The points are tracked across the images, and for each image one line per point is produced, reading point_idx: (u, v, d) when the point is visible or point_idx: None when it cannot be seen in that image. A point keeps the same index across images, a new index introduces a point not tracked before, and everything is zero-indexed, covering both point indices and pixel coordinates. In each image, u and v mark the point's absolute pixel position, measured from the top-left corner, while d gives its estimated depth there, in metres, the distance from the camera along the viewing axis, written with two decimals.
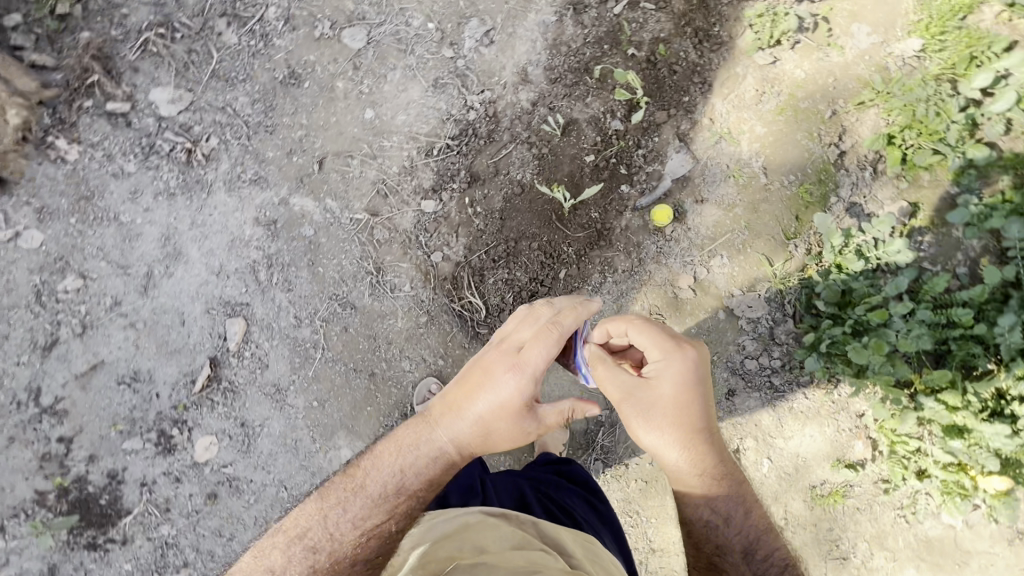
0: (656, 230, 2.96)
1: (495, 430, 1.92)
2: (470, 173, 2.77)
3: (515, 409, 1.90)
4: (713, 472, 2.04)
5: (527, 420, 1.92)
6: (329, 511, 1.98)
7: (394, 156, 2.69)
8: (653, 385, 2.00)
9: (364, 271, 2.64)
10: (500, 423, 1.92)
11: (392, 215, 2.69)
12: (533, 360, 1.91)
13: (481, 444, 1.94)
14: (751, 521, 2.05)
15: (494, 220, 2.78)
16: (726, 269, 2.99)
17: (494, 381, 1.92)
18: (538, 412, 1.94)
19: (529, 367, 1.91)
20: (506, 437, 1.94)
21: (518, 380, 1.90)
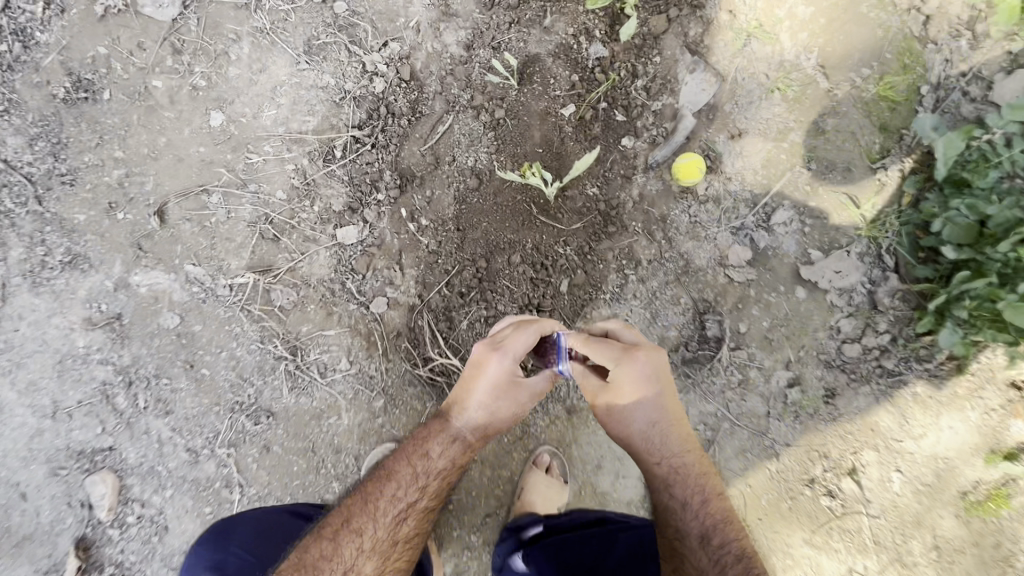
0: (682, 193, 2.04)
1: (501, 403, 1.58)
2: (399, 174, 1.87)
3: (513, 371, 1.56)
4: (696, 491, 1.48)
5: (529, 391, 1.59)
6: (338, 565, 1.45)
7: (276, 174, 1.76)
8: (616, 394, 1.49)
9: (275, 356, 1.76)
10: (506, 395, 1.58)
11: (296, 263, 1.78)
12: (522, 336, 1.55)
13: (486, 420, 1.60)
14: (738, 543, 1.42)
15: (449, 234, 1.88)
16: (793, 225, 2.06)
17: (483, 364, 1.57)
18: (534, 383, 1.60)
19: (518, 347, 1.55)
20: (513, 407, 1.59)
21: (506, 356, 1.55)
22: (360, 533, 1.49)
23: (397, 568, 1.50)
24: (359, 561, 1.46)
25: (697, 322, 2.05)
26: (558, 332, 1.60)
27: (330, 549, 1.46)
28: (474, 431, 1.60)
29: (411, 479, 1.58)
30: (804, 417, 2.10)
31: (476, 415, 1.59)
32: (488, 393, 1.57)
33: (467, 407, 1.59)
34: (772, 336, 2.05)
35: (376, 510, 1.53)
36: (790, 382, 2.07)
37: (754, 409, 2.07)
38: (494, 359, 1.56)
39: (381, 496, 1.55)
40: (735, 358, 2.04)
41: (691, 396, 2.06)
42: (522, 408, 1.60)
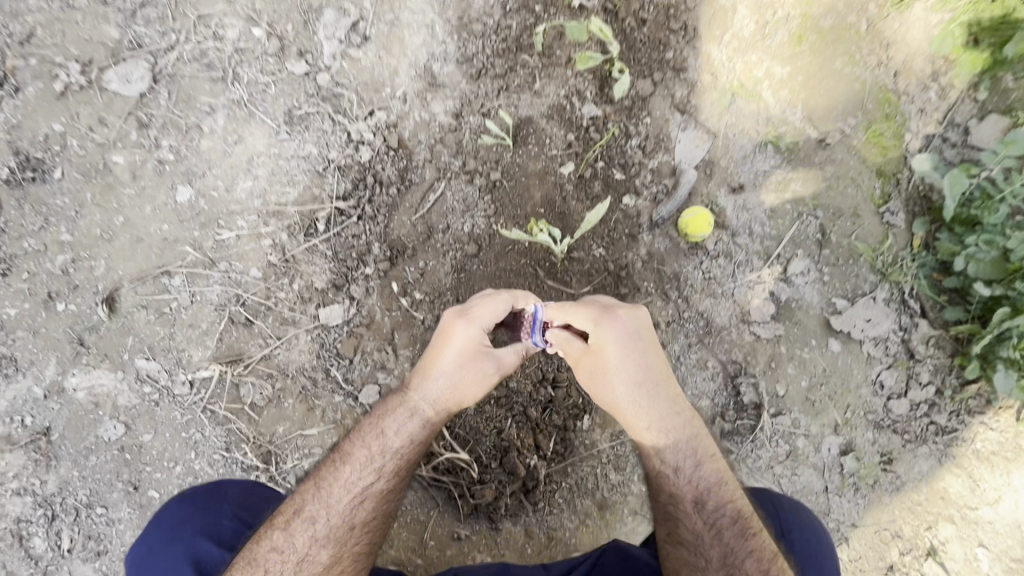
0: (692, 248, 1.91)
1: (464, 377, 1.36)
2: (389, 245, 1.70)
3: (477, 349, 1.36)
4: (693, 459, 1.37)
5: (494, 366, 1.37)
6: (294, 559, 1.29)
7: (250, 250, 1.57)
8: (600, 359, 1.35)
9: (241, 469, 1.45)
10: (471, 370, 1.37)
11: (270, 350, 1.53)
12: (493, 306, 1.37)
13: (450, 397, 1.37)
14: (734, 499, 1.37)
15: (447, 306, 1.70)
16: (812, 275, 1.94)
17: (447, 335, 1.38)
18: (502, 355, 1.38)
19: (486, 320, 1.36)
20: (477, 384, 1.37)
21: (473, 327, 1.36)
22: (313, 526, 1.32)
23: (351, 553, 1.32)
24: (314, 550, 1.31)
25: (730, 389, 1.82)
26: (536, 305, 1.40)
27: (284, 541, 1.30)
28: (435, 412, 1.38)
29: (369, 475, 1.37)
30: (866, 490, 1.83)
31: (438, 393, 1.38)
32: (452, 368, 1.36)
33: (432, 379, 1.37)
34: (813, 397, 1.83)
35: (330, 494, 1.35)
36: (842, 449, 1.83)
37: (809, 484, 1.80)
38: (461, 331, 1.36)
39: (336, 473, 1.36)
40: (778, 426, 1.80)
41: (737, 475, 1.77)
42: (489, 379, 1.37)
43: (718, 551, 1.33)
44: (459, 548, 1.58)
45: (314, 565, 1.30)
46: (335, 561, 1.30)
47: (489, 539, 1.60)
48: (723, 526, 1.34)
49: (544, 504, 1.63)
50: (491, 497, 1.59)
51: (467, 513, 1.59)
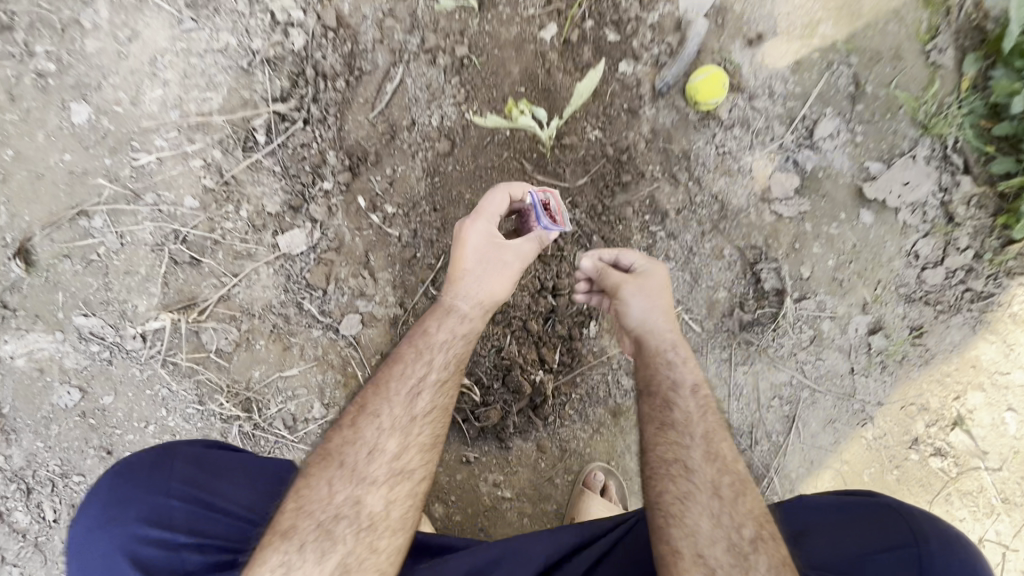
0: (702, 120, 1.64)
1: (496, 266, 1.25)
2: (346, 152, 1.44)
3: (496, 238, 1.26)
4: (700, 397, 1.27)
5: (517, 255, 1.26)
6: (362, 451, 1.16)
7: (179, 174, 1.31)
8: (634, 285, 1.31)
9: (221, 420, 1.31)
10: (495, 258, 1.26)
11: (229, 289, 1.34)
12: (493, 198, 1.27)
13: (486, 287, 1.26)
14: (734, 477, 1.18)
15: (424, 217, 1.47)
16: (843, 137, 1.67)
17: (461, 234, 1.27)
18: (519, 245, 1.27)
19: (493, 211, 1.26)
20: (506, 273, 1.26)
21: (483, 221, 1.26)
22: (379, 418, 1.19)
23: (420, 443, 1.19)
24: (383, 440, 1.17)
25: (749, 277, 1.64)
26: (532, 194, 1.30)
27: (352, 437, 1.18)
28: (475, 304, 1.26)
29: (426, 366, 1.23)
30: (893, 367, 1.71)
31: (474, 285, 1.26)
32: (478, 259, 1.26)
33: (462, 275, 1.26)
34: (841, 277, 1.66)
35: (389, 388, 1.21)
36: (870, 328, 1.69)
37: (834, 368, 1.67)
38: (472, 227, 1.26)
39: (389, 372, 1.23)
40: (802, 311, 1.65)
41: (758, 367, 1.65)
42: (514, 271, 1.26)
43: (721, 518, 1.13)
44: (470, 471, 1.50)
45: (382, 458, 1.16)
46: (405, 451, 1.17)
47: (499, 460, 1.51)
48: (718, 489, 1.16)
49: (555, 418, 1.52)
50: (498, 418, 1.48)
51: (474, 436, 1.49)
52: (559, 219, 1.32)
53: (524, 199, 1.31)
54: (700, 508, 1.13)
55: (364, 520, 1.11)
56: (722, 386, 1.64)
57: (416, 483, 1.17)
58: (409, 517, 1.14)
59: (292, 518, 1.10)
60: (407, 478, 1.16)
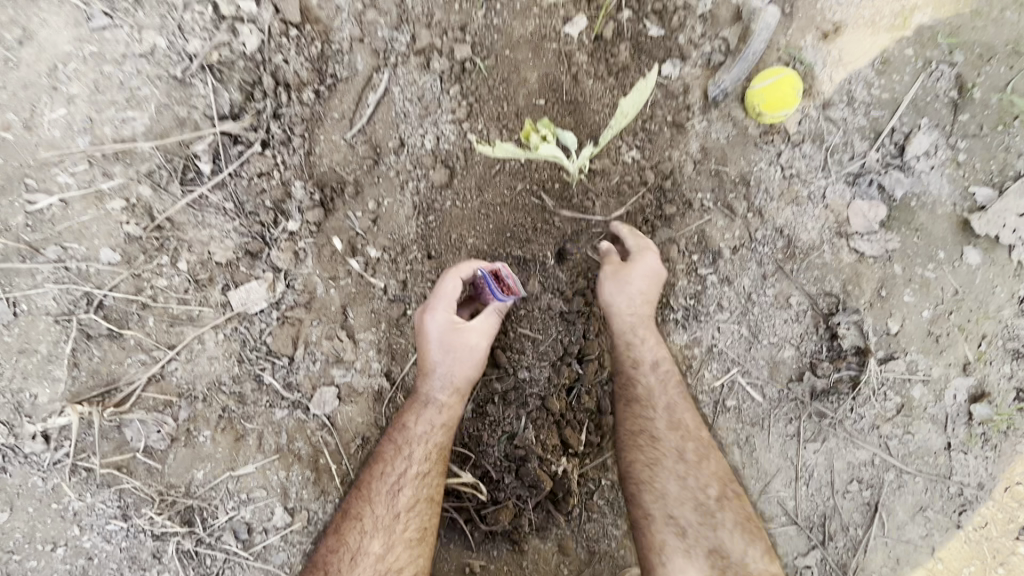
0: (764, 135, 1.31)
1: (461, 353, 1.06)
2: (316, 182, 1.13)
3: (457, 325, 1.06)
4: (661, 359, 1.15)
5: (482, 336, 1.07)
6: (345, 556, 1.03)
7: (91, 220, 1.00)
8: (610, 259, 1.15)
9: (153, 537, 1.02)
10: (460, 346, 1.06)
11: (163, 366, 1.03)
12: (445, 284, 1.07)
13: (458, 374, 1.07)
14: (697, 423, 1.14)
15: (417, 264, 1.16)
16: (942, 154, 1.33)
17: (420, 328, 1.08)
18: (479, 322, 1.08)
19: (446, 296, 1.06)
20: (475, 356, 1.07)
21: (438, 309, 1.06)
22: (360, 520, 1.05)
23: (406, 539, 1.04)
24: (365, 543, 1.03)
25: (822, 331, 1.32)
26: (481, 268, 1.08)
27: (334, 545, 1.04)
28: (450, 392, 1.08)
29: (403, 461, 1.06)
30: (998, 441, 1.36)
31: (443, 371, 1.07)
32: (440, 350, 1.06)
33: (427, 367, 1.07)
34: (937, 331, 1.33)
35: (367, 489, 1.06)
36: (972, 394, 1.35)
37: (926, 444, 1.35)
38: (428, 317, 1.07)
39: (367, 472, 1.07)
40: (888, 374, 1.32)
41: (832, 444, 1.33)
42: (481, 353, 1.07)
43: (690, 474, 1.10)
44: None
45: (365, 561, 1.02)
46: (389, 549, 1.03)
47: (511, 568, 1.20)
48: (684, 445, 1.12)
49: (581, 515, 1.21)
50: (511, 519, 1.17)
51: (480, 540, 1.19)
52: (516, 286, 1.11)
53: (475, 275, 1.09)
54: (667, 471, 1.11)
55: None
56: (789, 468, 1.32)
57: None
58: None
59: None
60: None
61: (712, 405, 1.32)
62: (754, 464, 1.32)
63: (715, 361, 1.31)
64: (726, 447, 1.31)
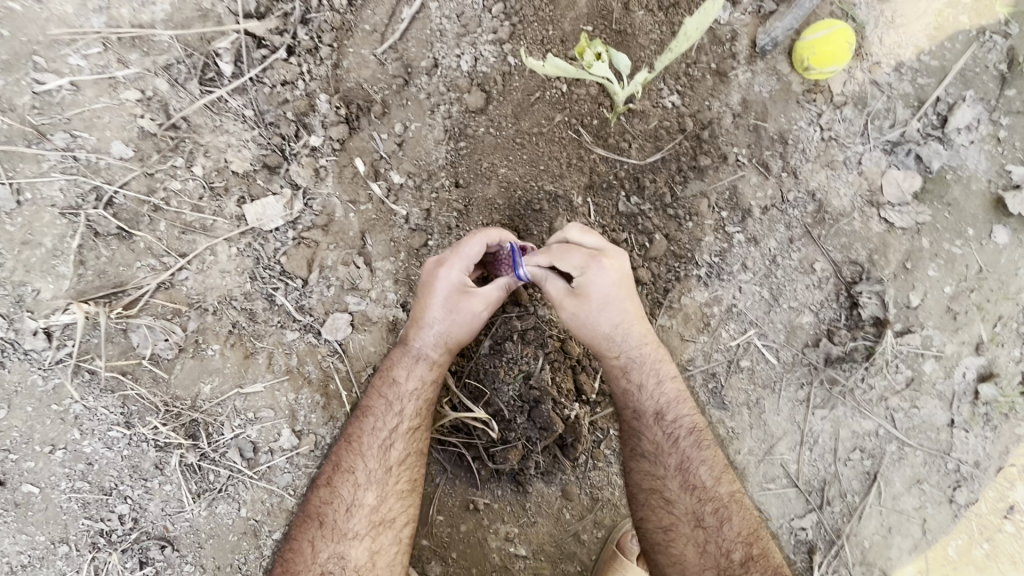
0: (806, 93, 1.28)
1: (464, 316, 1.02)
2: (342, 98, 1.08)
3: (468, 286, 1.02)
4: (652, 384, 1.09)
5: (489, 304, 1.02)
6: (339, 508, 1.00)
7: (103, 109, 0.95)
8: (580, 305, 1.02)
9: (156, 448, 0.98)
10: (466, 308, 1.01)
11: (173, 275, 0.99)
12: (468, 244, 1.01)
13: (457, 336, 1.03)
14: (692, 446, 1.08)
15: (444, 191, 1.12)
16: (984, 129, 1.30)
17: (428, 281, 1.03)
18: (489, 291, 1.02)
19: (466, 256, 1.01)
20: (477, 322, 1.03)
21: (454, 265, 1.01)
22: (353, 472, 1.01)
23: (399, 491, 1.03)
24: (359, 495, 1.01)
25: (843, 299, 1.30)
26: (511, 243, 1.03)
27: (326, 496, 1.01)
28: (444, 350, 1.04)
29: (395, 417, 1.04)
30: (999, 422, 1.36)
31: (442, 329, 1.03)
32: (445, 308, 1.02)
33: (428, 322, 1.03)
34: (956, 308, 1.32)
35: (359, 442, 1.03)
36: (981, 374, 1.34)
37: (930, 419, 1.35)
38: (440, 271, 1.02)
39: (357, 426, 1.04)
40: (904, 346, 1.31)
41: (839, 412, 1.33)
42: (485, 321, 1.03)
43: (679, 504, 1.05)
44: (477, 521, 1.19)
45: (360, 513, 1.00)
46: (383, 501, 1.02)
47: (514, 508, 1.19)
48: (677, 477, 1.07)
49: (587, 461, 1.20)
50: (518, 460, 1.16)
51: (485, 479, 1.18)
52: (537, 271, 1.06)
53: (501, 245, 1.04)
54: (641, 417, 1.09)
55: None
56: (795, 432, 1.32)
57: (399, 530, 1.02)
58: (398, 564, 1.01)
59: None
60: (389, 527, 1.01)
61: (726, 364, 1.30)
62: (761, 426, 1.31)
63: (733, 321, 1.30)
64: (736, 408, 1.31)
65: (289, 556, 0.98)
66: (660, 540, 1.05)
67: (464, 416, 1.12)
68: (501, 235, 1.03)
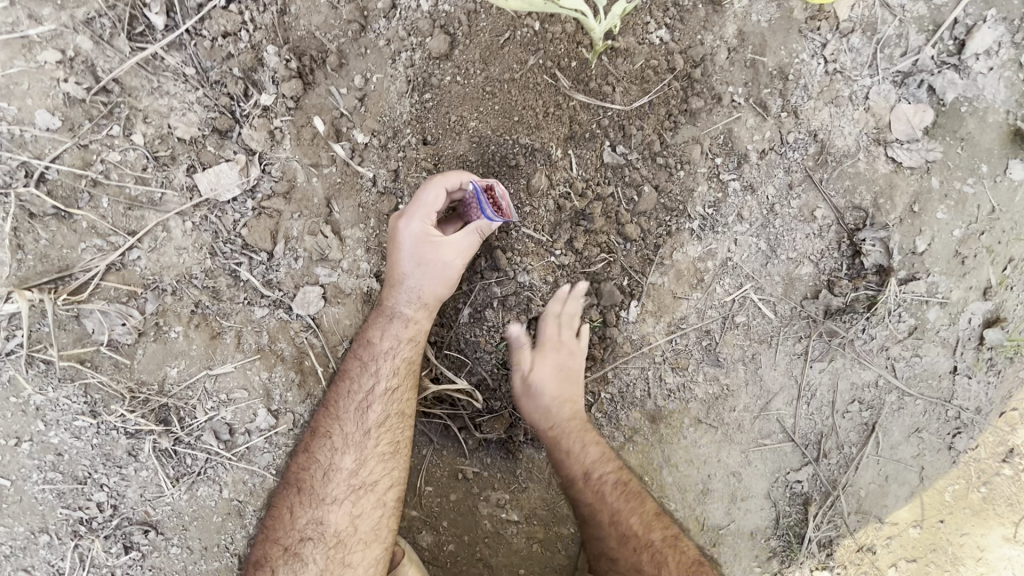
0: (810, 20, 1.16)
1: (435, 266, 0.98)
2: (291, 49, 0.97)
3: (435, 234, 0.97)
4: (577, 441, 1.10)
5: (460, 250, 0.97)
6: (317, 472, 0.98)
7: (20, 74, 0.85)
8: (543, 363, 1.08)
9: (126, 435, 0.95)
10: (436, 257, 0.97)
11: (124, 255, 0.92)
12: (427, 190, 0.96)
13: (428, 288, 0.99)
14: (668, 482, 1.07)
15: (411, 149, 1.03)
16: (1005, 52, 1.18)
17: (394, 235, 0.99)
18: (459, 238, 0.98)
19: (428, 203, 0.96)
20: (450, 271, 0.99)
21: (415, 215, 0.97)
22: (329, 437, 0.99)
23: (378, 455, 0.99)
24: (336, 459, 0.98)
25: (845, 248, 1.23)
26: (474, 182, 0.96)
27: (305, 462, 0.99)
28: (419, 305, 1.00)
29: (370, 378, 1.00)
30: (1002, 366, 1.31)
31: (414, 284, 0.99)
32: (413, 260, 0.98)
33: (398, 276, 0.99)
34: (965, 252, 1.24)
35: (335, 406, 1.00)
36: (987, 319, 1.28)
37: (932, 367, 1.30)
38: (404, 223, 0.98)
39: (333, 389, 1.01)
40: (908, 294, 1.25)
41: (838, 364, 1.29)
42: (457, 269, 0.98)
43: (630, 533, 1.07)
44: (467, 489, 1.17)
45: (338, 477, 0.98)
46: (362, 464, 0.99)
47: (504, 475, 1.17)
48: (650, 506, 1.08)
49: None
50: (505, 429, 1.13)
51: (474, 447, 1.16)
52: (508, 208, 0.99)
53: (464, 188, 0.98)
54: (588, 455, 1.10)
55: (331, 541, 0.96)
56: (792, 386, 1.28)
57: (382, 495, 0.99)
58: (382, 528, 0.98)
59: (263, 550, 0.96)
60: (370, 490, 0.99)
61: (721, 321, 1.25)
62: (757, 382, 1.28)
63: (728, 275, 1.23)
64: (731, 364, 1.27)
65: (272, 525, 0.97)
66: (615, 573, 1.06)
67: (448, 386, 1.08)
68: (461, 176, 0.97)
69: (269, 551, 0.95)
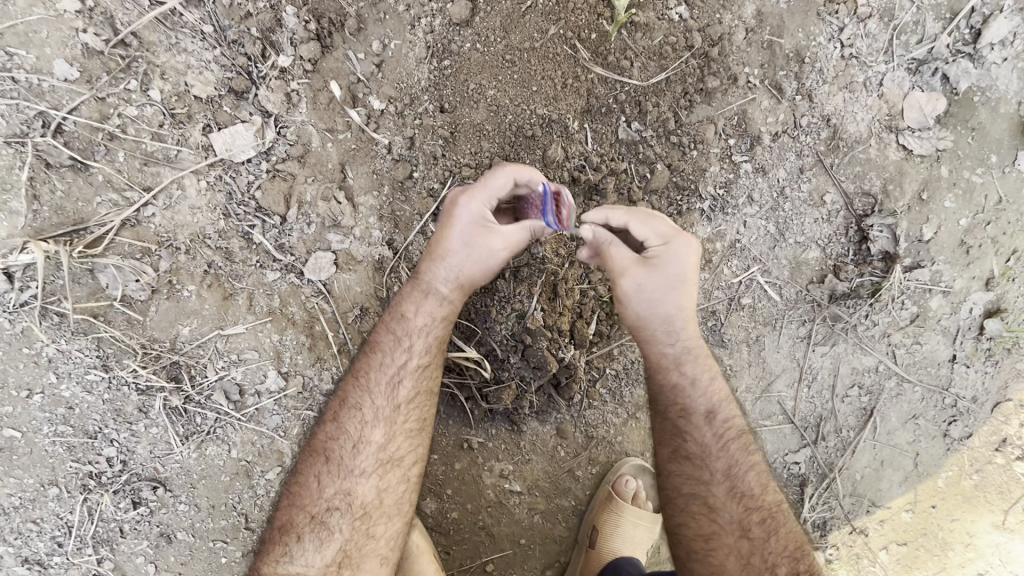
0: (829, 3, 1.16)
1: (481, 251, 0.95)
2: (311, 10, 0.97)
3: (490, 221, 0.94)
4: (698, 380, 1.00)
5: (509, 243, 0.94)
6: (345, 444, 0.98)
7: (39, 22, 0.85)
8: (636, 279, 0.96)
9: (137, 391, 0.96)
10: (484, 244, 0.94)
11: (139, 211, 0.92)
12: (496, 176, 0.93)
13: (467, 272, 0.97)
14: (739, 452, 0.99)
15: (427, 116, 1.03)
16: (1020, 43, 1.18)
17: (450, 209, 0.97)
18: (511, 231, 0.94)
19: (494, 189, 0.93)
20: (495, 262, 0.96)
21: (477, 197, 0.94)
22: (360, 409, 0.98)
23: (407, 431, 1.00)
24: (366, 433, 0.98)
25: (852, 234, 1.24)
26: (543, 184, 0.93)
27: (333, 432, 0.98)
28: (455, 285, 0.98)
29: (403, 353, 0.99)
30: (1001, 357, 1.33)
31: (455, 263, 0.97)
32: (462, 240, 0.95)
33: (442, 252, 0.97)
34: (971, 242, 1.25)
35: (367, 378, 0.99)
36: (988, 309, 1.30)
37: (932, 355, 1.32)
38: (462, 201, 0.95)
39: (365, 360, 1.00)
40: (913, 282, 1.26)
41: (840, 349, 1.30)
42: (500, 261, 0.95)
43: (723, 513, 0.95)
44: (471, 459, 1.19)
45: (367, 450, 0.98)
46: (390, 440, 0.99)
47: (508, 446, 1.19)
48: (723, 484, 0.97)
49: (582, 399, 1.18)
50: (512, 400, 1.14)
51: (480, 419, 1.17)
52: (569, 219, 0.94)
53: (533, 187, 0.94)
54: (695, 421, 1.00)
55: (357, 512, 0.96)
56: (794, 369, 1.30)
57: (407, 469, 1.00)
58: (405, 501, 1.00)
59: (287, 517, 0.96)
60: (397, 465, 0.99)
61: (727, 301, 1.26)
62: (760, 363, 1.29)
63: (736, 257, 1.24)
64: (735, 346, 1.28)
65: (299, 488, 0.97)
66: (699, 548, 0.95)
67: (458, 355, 1.09)
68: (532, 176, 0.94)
69: (293, 515, 0.95)
